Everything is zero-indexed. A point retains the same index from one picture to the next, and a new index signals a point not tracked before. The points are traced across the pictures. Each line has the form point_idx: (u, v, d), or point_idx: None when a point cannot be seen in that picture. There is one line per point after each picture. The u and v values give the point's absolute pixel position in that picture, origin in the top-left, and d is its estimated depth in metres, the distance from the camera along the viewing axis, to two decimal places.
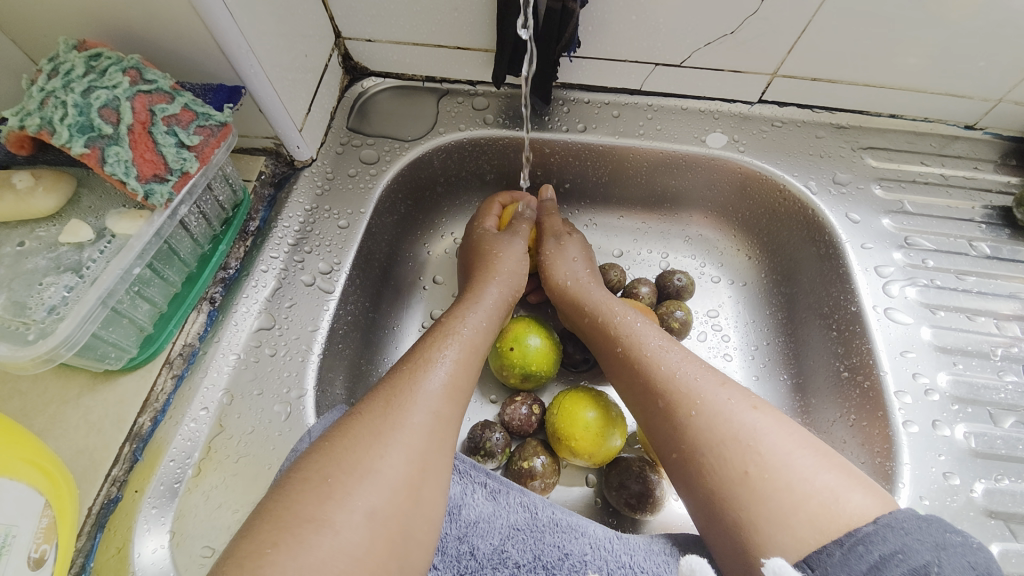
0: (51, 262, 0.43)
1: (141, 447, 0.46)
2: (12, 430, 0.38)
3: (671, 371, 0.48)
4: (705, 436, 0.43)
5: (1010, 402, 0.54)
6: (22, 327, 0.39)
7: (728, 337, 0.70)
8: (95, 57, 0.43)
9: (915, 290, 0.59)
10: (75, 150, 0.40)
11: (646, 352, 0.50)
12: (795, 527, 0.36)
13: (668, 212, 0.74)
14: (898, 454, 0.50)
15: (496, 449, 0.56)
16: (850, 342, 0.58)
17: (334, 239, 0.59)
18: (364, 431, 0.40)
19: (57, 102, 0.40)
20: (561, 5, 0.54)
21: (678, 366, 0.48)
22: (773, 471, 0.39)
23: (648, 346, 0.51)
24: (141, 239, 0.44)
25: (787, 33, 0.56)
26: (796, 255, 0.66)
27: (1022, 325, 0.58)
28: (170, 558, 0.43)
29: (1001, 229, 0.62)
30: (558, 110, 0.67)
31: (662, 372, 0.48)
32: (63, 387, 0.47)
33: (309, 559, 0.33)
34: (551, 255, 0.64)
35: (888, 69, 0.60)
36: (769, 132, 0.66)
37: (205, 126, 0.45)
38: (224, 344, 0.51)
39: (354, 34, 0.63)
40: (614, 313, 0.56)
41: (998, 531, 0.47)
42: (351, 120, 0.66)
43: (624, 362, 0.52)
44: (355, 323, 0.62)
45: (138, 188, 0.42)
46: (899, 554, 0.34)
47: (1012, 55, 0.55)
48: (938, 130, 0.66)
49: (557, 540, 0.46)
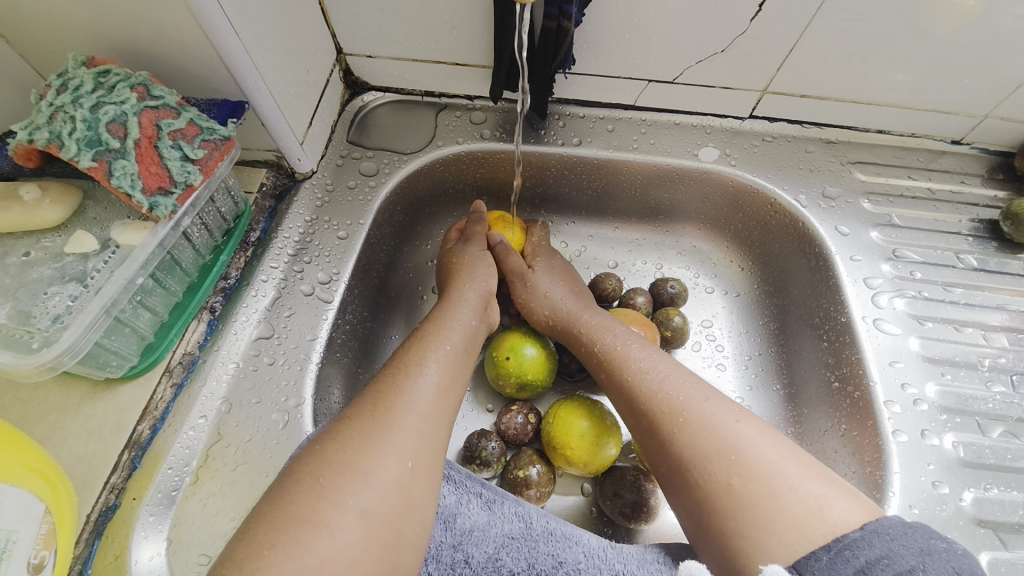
0: (56, 272, 0.44)
1: (141, 455, 0.47)
2: (13, 436, 0.39)
3: (655, 389, 0.49)
4: (690, 451, 0.44)
5: (998, 412, 0.55)
6: (27, 336, 0.40)
7: (722, 347, 0.71)
8: (104, 73, 0.44)
9: (904, 301, 0.60)
10: (83, 163, 0.41)
11: (629, 372, 0.51)
12: (779, 534, 0.37)
13: (662, 224, 0.75)
14: (888, 463, 0.51)
15: (491, 457, 0.57)
16: (840, 352, 0.59)
17: (333, 249, 0.60)
18: (360, 437, 0.40)
19: (66, 117, 0.41)
20: (556, 24, 0.55)
21: (660, 385, 0.49)
22: (757, 480, 0.40)
23: (631, 365, 0.52)
24: (145, 249, 0.45)
25: (776, 51, 0.58)
26: (788, 266, 0.67)
27: (1010, 336, 0.59)
28: (166, 564, 0.43)
29: (988, 242, 0.64)
30: (554, 124, 0.69)
31: (647, 389, 0.49)
32: (63, 395, 0.47)
33: (306, 560, 0.33)
34: (541, 272, 0.64)
35: (876, 86, 0.61)
36: (760, 146, 0.68)
37: (209, 140, 0.47)
38: (224, 352, 0.52)
39: (355, 50, 0.64)
40: (598, 335, 0.57)
41: (987, 540, 0.48)
42: (351, 133, 0.68)
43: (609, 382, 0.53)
44: (353, 333, 0.62)
45: (143, 201, 0.43)
46: (884, 559, 0.34)
47: (995, 73, 0.57)
48: (925, 145, 0.68)
49: (551, 548, 0.46)
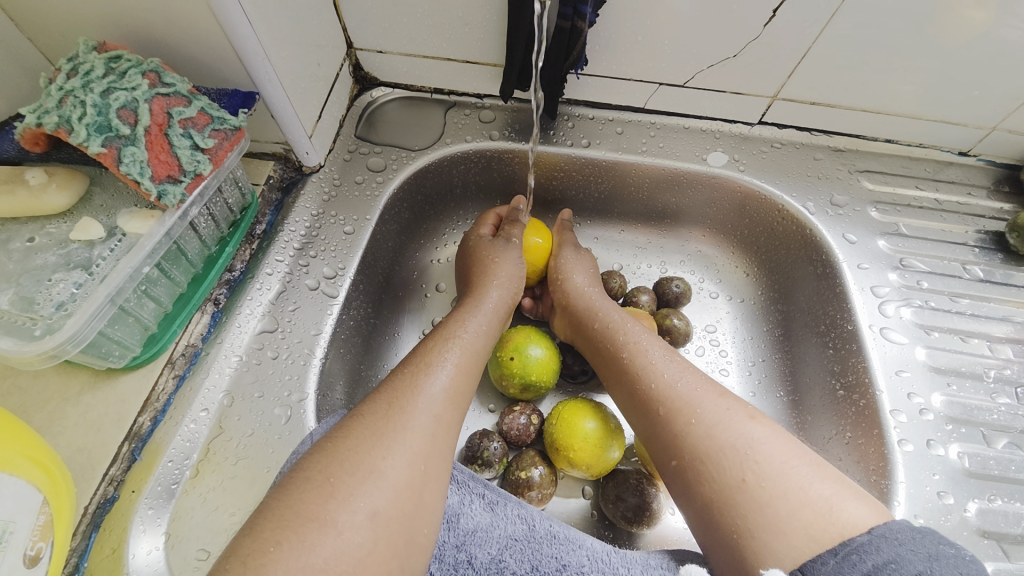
0: (60, 259, 0.43)
1: (141, 447, 0.46)
2: (10, 423, 0.38)
3: (674, 379, 0.49)
4: (704, 444, 0.43)
5: (1002, 423, 0.55)
6: (29, 323, 0.40)
7: (726, 352, 0.71)
8: (115, 59, 0.44)
9: (911, 311, 0.60)
10: (92, 148, 0.40)
11: (650, 359, 0.52)
12: (789, 536, 0.37)
13: (668, 228, 0.75)
14: (893, 472, 0.51)
15: (493, 458, 0.56)
16: (846, 360, 0.59)
17: (339, 244, 0.60)
18: (368, 432, 0.40)
19: (76, 102, 0.40)
20: (570, 24, 0.54)
21: (679, 375, 0.49)
22: (770, 480, 0.39)
23: (652, 355, 0.52)
24: (152, 238, 0.44)
25: (788, 57, 0.58)
26: (794, 274, 0.67)
27: (1015, 348, 0.59)
28: (164, 560, 0.42)
29: (994, 254, 0.64)
30: (563, 124, 0.68)
31: (667, 377, 0.49)
32: (63, 384, 0.47)
33: (311, 558, 0.33)
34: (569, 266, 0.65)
35: (885, 96, 0.61)
36: (768, 152, 0.68)
37: (220, 130, 0.46)
38: (227, 345, 0.51)
39: (365, 44, 0.64)
40: (620, 323, 0.57)
41: (991, 551, 0.48)
42: (359, 128, 0.67)
43: (628, 365, 0.53)
44: (356, 329, 0.62)
45: (152, 188, 0.42)
46: (892, 564, 0.33)
47: (1005, 84, 0.57)
48: (933, 156, 0.68)
49: (555, 551, 0.46)
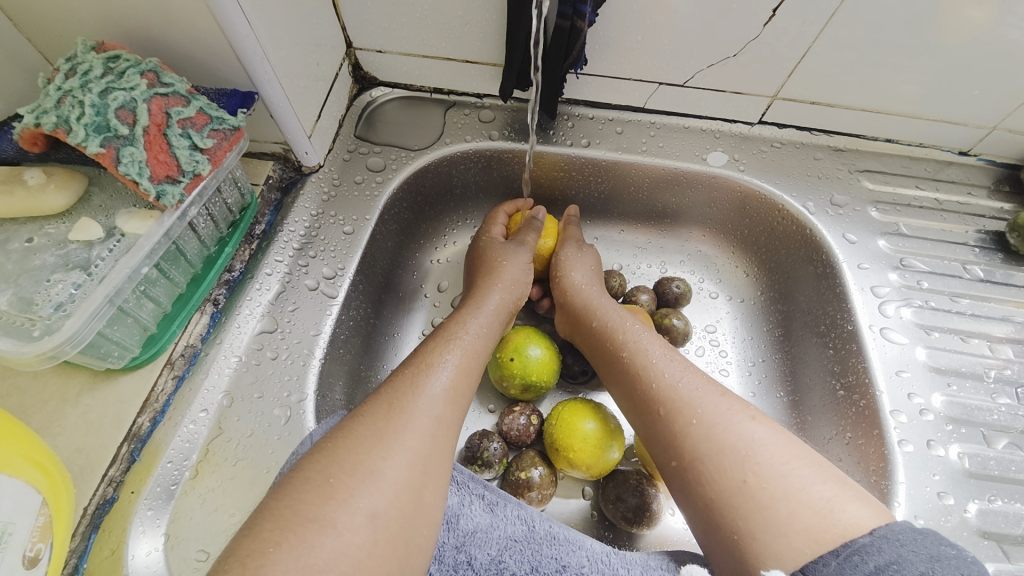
0: (59, 259, 0.43)
1: (140, 448, 0.46)
2: (9, 425, 0.38)
3: (675, 378, 0.49)
4: (704, 445, 0.43)
5: (1002, 423, 0.55)
6: (28, 323, 0.40)
7: (726, 352, 0.71)
8: (114, 58, 0.43)
9: (911, 311, 0.60)
10: (91, 149, 0.40)
11: (650, 360, 0.51)
12: (790, 537, 0.37)
13: (668, 228, 0.75)
14: (893, 472, 0.51)
15: (493, 458, 0.56)
16: (846, 360, 0.59)
17: (338, 244, 0.60)
18: (366, 433, 0.40)
19: (74, 102, 0.40)
20: (569, 23, 0.54)
21: (680, 375, 0.49)
22: (770, 481, 0.39)
23: (652, 355, 0.52)
24: (150, 239, 0.44)
25: (788, 57, 0.58)
26: (794, 274, 0.67)
27: (1015, 348, 0.59)
28: (164, 561, 0.42)
29: (994, 254, 0.64)
30: (563, 124, 0.68)
31: (668, 378, 0.49)
32: (62, 385, 0.47)
33: (311, 559, 0.32)
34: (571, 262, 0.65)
35: (885, 96, 0.61)
36: (768, 152, 0.68)
37: (219, 129, 0.46)
38: (226, 345, 0.51)
39: (364, 44, 0.64)
40: (620, 322, 0.57)
41: (991, 551, 0.48)
42: (358, 128, 0.67)
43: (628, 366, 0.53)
44: (356, 329, 0.62)
45: (150, 188, 0.42)
46: (893, 565, 0.33)
47: (1005, 84, 0.57)
48: (933, 156, 0.68)
49: (555, 552, 0.46)
